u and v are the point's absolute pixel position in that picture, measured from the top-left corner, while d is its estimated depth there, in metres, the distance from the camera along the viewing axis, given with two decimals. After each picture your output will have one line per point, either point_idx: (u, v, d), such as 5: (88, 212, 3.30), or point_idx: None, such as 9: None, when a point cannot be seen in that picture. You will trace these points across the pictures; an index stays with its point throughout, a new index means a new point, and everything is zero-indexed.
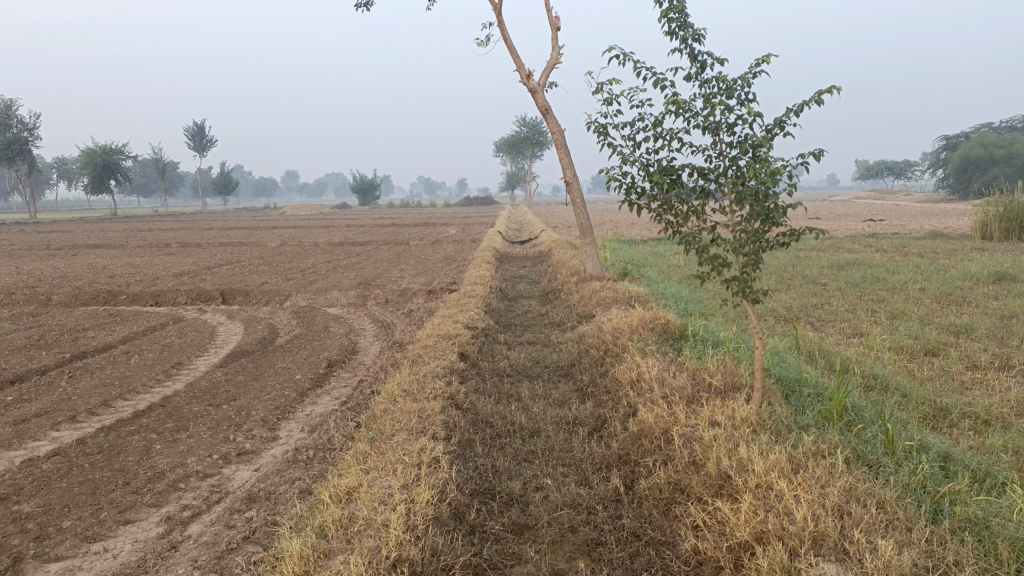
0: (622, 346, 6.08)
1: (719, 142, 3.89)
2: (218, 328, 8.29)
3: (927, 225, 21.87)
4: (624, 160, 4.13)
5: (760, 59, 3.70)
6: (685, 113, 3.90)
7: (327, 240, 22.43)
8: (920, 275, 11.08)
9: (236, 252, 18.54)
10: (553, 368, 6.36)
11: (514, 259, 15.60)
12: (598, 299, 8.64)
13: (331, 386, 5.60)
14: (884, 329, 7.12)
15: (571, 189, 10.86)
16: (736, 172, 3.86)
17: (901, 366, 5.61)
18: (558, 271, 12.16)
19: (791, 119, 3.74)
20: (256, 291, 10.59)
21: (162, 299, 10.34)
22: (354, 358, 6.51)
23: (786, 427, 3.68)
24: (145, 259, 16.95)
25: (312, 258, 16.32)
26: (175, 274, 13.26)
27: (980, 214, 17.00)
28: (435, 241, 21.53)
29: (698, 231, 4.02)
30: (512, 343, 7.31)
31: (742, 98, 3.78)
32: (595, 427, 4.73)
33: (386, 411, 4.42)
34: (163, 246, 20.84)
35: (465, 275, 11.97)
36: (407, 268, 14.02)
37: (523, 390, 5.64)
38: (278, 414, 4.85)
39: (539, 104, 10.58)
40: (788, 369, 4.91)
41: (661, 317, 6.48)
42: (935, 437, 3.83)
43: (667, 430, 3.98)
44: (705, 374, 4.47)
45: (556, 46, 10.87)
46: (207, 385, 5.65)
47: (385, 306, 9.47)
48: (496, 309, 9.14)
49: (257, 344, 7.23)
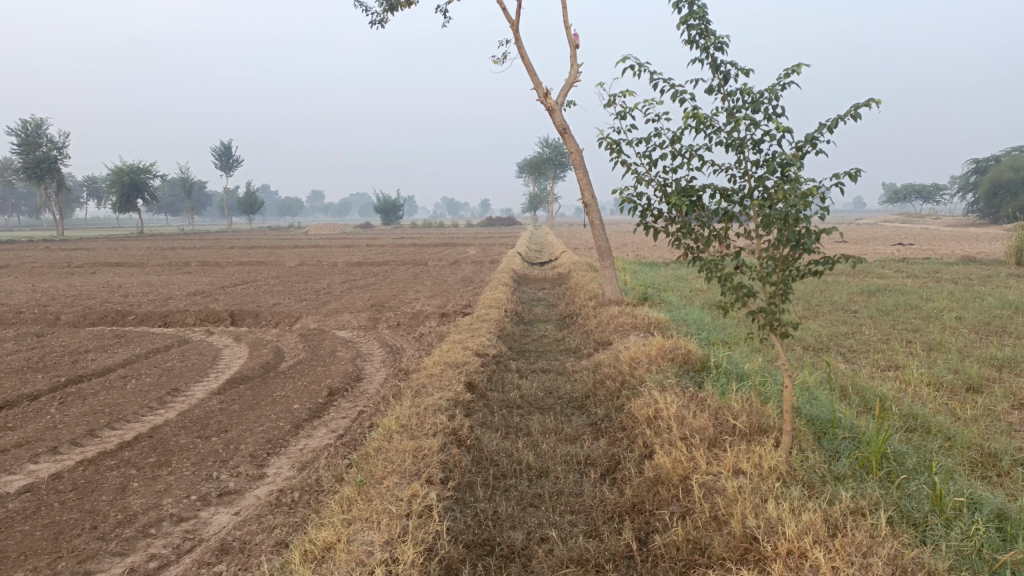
0: (639, 377, 5.70)
1: (744, 161, 3.54)
2: (222, 351, 8.03)
3: (958, 250, 21.25)
4: (640, 179, 3.78)
5: (790, 69, 3.35)
6: (706, 128, 3.56)
7: (346, 260, 22.32)
8: (955, 303, 10.59)
9: (254, 271, 18.38)
10: (566, 399, 6.00)
11: (532, 281, 15.26)
12: (616, 324, 8.27)
13: (328, 417, 5.28)
14: (921, 362, 6.68)
15: (590, 211, 10.51)
16: (763, 194, 3.51)
17: (941, 404, 5.18)
18: (577, 294, 11.81)
19: (824, 135, 3.39)
20: (266, 313, 10.34)
21: (170, 320, 10.13)
22: (357, 386, 6.20)
23: (820, 479, 3.29)
24: (161, 277, 16.84)
25: (328, 278, 16.10)
26: (187, 294, 13.07)
27: (1014, 239, 16.41)
28: (454, 261, 21.34)
29: (721, 257, 3.66)
30: (525, 371, 6.95)
31: (769, 112, 3.43)
32: (607, 467, 4.36)
33: (380, 448, 4.09)
34: (182, 265, 20.75)
35: (480, 297, 11.66)
36: (423, 289, 13.75)
37: (533, 424, 5.28)
38: (268, 448, 4.54)
39: (557, 123, 10.29)
40: (821, 408, 4.50)
41: (681, 346, 6.10)
42: (987, 490, 3.42)
43: (687, 477, 3.61)
44: (728, 414, 4.08)
45: (575, 64, 10.60)
46: (200, 415, 5.36)
47: (395, 330, 9.16)
48: (510, 333, 8.80)
49: (258, 368, 6.95)
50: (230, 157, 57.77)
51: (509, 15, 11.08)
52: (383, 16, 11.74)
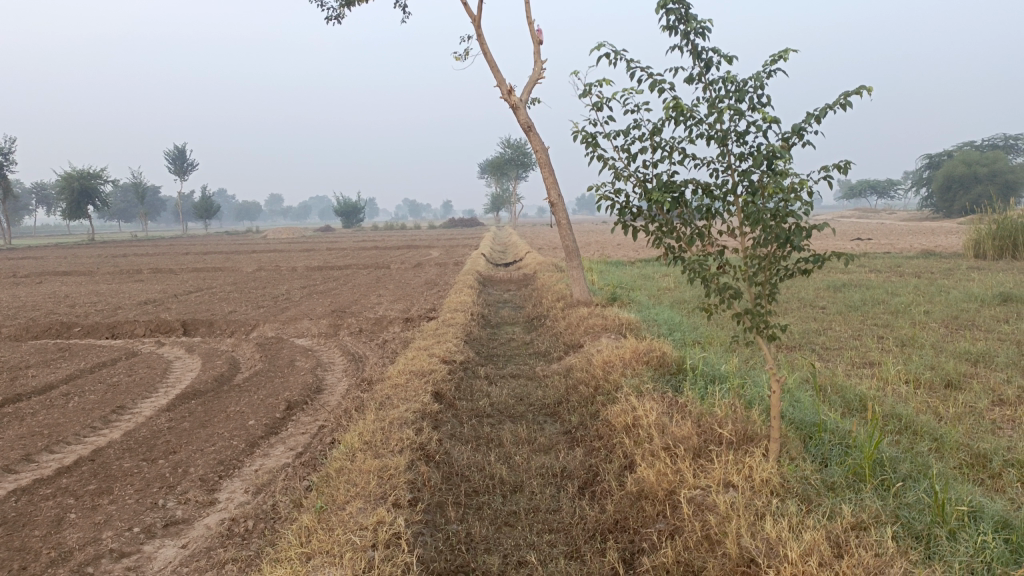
0: (614, 382, 5.48)
1: (727, 154, 3.32)
2: (174, 364, 7.62)
3: (915, 244, 21.53)
4: (618, 175, 3.54)
5: (776, 55, 3.13)
6: (688, 119, 3.33)
7: (305, 264, 21.76)
8: (920, 297, 10.59)
9: (209, 278, 17.79)
10: (538, 406, 5.76)
11: (497, 283, 14.99)
12: (586, 326, 8.04)
13: (286, 434, 4.96)
14: (896, 359, 6.56)
15: (556, 210, 10.29)
16: (748, 188, 3.29)
17: (923, 403, 5.05)
18: (543, 296, 11.57)
19: (810, 126, 3.18)
20: (221, 322, 9.91)
21: (119, 332, 9.65)
22: (317, 399, 5.88)
23: (816, 491, 3.09)
24: (111, 286, 16.19)
25: (286, 284, 15.64)
26: (138, 303, 12.52)
27: (972, 232, 16.61)
28: (416, 264, 20.95)
29: (704, 256, 3.43)
30: (493, 378, 6.68)
31: (753, 102, 3.21)
32: (585, 481, 4.12)
33: (342, 468, 3.79)
34: (133, 273, 20.01)
35: (445, 300, 11.36)
36: (385, 293, 13.41)
37: (505, 434, 5.02)
38: (220, 471, 4.21)
39: (521, 120, 10.04)
40: (805, 412, 4.32)
41: (655, 349, 5.89)
42: (984, 496, 3.25)
43: (673, 492, 3.38)
44: (712, 421, 3.86)
45: (538, 60, 10.36)
46: (147, 435, 4.99)
47: (358, 337, 8.82)
48: (477, 338, 8.52)
49: (212, 382, 6.57)
50: (185, 161, 56.43)
51: (468, 10, 10.80)
52: (339, 11, 11.37)
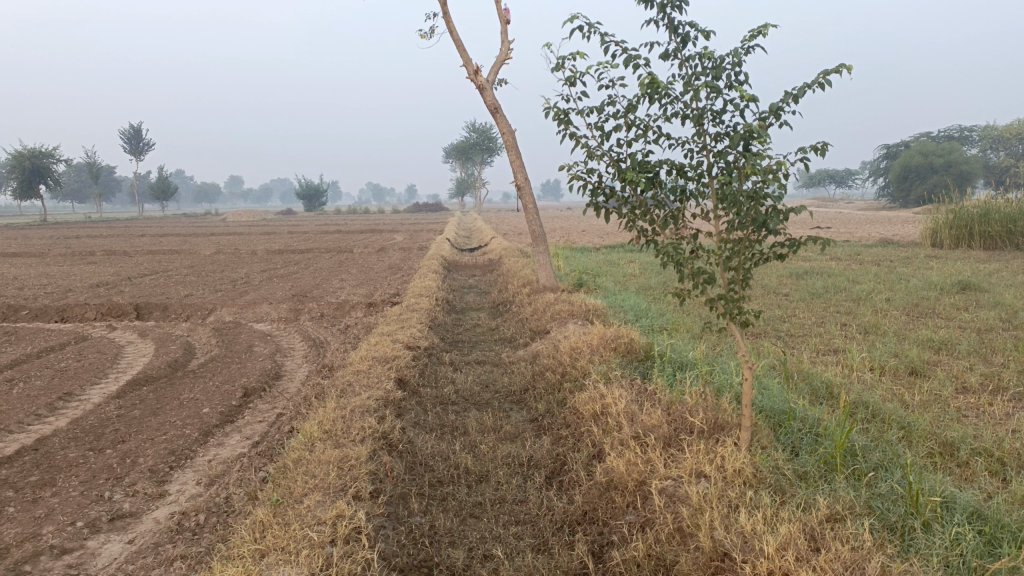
0: (581, 368, 5.39)
1: (703, 134, 3.22)
2: (126, 349, 7.33)
3: (875, 232, 21.85)
4: (591, 154, 3.42)
5: (755, 31, 3.02)
6: (663, 97, 3.22)
7: (265, 248, 21.31)
8: (882, 285, 10.69)
9: (165, 261, 17.28)
10: (505, 393, 5.65)
11: (462, 268, 14.81)
12: (552, 312, 7.94)
13: (243, 422, 4.77)
14: (861, 346, 6.58)
15: (523, 194, 10.15)
16: (724, 170, 3.19)
17: (889, 391, 5.05)
18: (509, 281, 11.45)
19: (788, 106, 3.08)
20: (176, 305, 9.60)
21: (68, 315, 9.29)
22: (276, 386, 5.68)
23: (789, 482, 3.02)
24: (62, 268, 15.64)
25: (246, 268, 15.27)
26: (90, 286, 12.09)
27: (930, 221, 16.87)
28: (380, 248, 20.66)
29: (678, 240, 3.33)
30: (458, 364, 6.55)
31: (731, 79, 3.11)
32: (553, 470, 4.02)
33: (299, 458, 3.63)
34: (86, 254, 19.39)
35: (409, 285, 11.17)
36: (348, 278, 13.15)
37: (470, 422, 4.90)
38: (171, 462, 4.02)
39: (488, 102, 9.86)
40: (774, 400, 4.27)
41: (623, 335, 5.81)
42: (955, 485, 3.22)
43: (643, 482, 3.29)
44: (683, 409, 3.77)
45: (505, 40, 10.18)
46: (94, 423, 4.76)
47: (319, 322, 8.61)
48: (442, 323, 8.37)
49: (166, 368, 6.33)
50: (141, 140, 54.96)
51: None
52: None
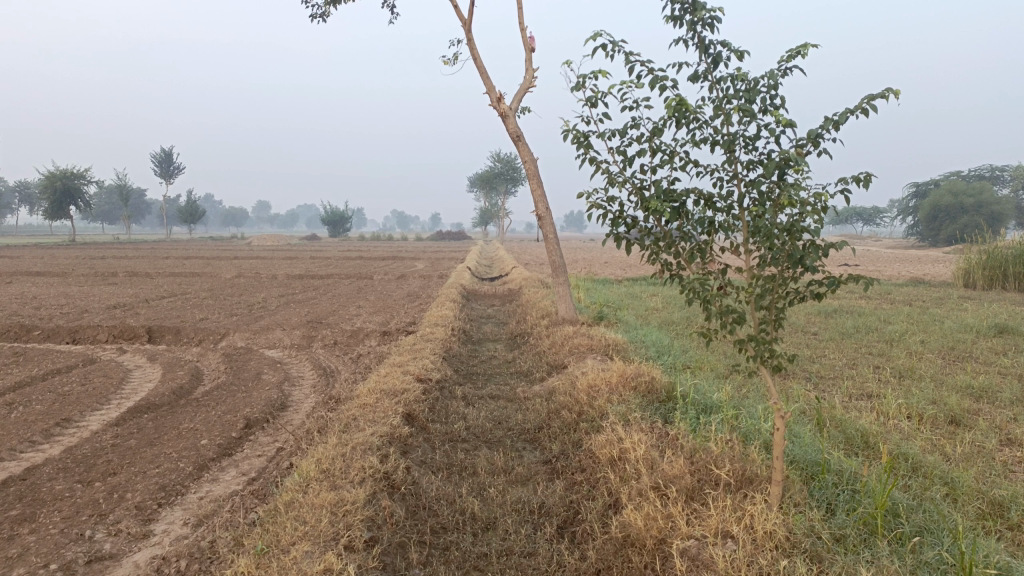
0: (599, 408, 5.11)
1: (734, 161, 2.98)
2: (132, 373, 7.16)
3: (903, 271, 21.37)
4: (612, 181, 3.18)
5: (793, 51, 2.80)
6: (691, 121, 2.99)
7: (285, 272, 21.28)
8: (915, 326, 10.30)
9: (185, 283, 17.26)
10: (518, 432, 5.37)
11: (481, 298, 14.60)
12: (570, 346, 7.68)
13: (241, 456, 4.54)
14: (896, 392, 6.23)
15: (543, 224, 9.94)
16: (756, 201, 2.94)
17: (929, 442, 4.71)
18: (527, 313, 11.20)
19: (828, 132, 2.84)
20: (189, 329, 9.45)
21: (80, 337, 9.17)
22: (280, 417, 5.46)
23: (826, 548, 2.73)
24: (82, 289, 15.63)
25: (264, 292, 15.17)
26: (107, 308, 12.01)
27: (962, 261, 16.41)
28: (400, 275, 20.56)
29: (705, 275, 3.07)
30: (471, 398, 6.28)
31: (766, 103, 2.88)
32: (565, 520, 3.73)
33: (292, 501, 3.38)
34: (109, 275, 19.43)
35: (426, 314, 10.96)
36: (365, 305, 13.00)
37: (480, 462, 4.64)
38: (160, 499, 3.79)
39: (510, 129, 9.71)
40: (806, 451, 3.95)
41: (644, 373, 5.53)
42: (1012, 555, 2.90)
43: (664, 541, 3.00)
44: (707, 458, 3.48)
45: (528, 68, 10.05)
46: (87, 453, 4.55)
47: (331, 350, 8.40)
48: (457, 354, 8.13)
49: (170, 394, 6.14)
50: (171, 164, 55.78)
51: (458, 14, 10.48)
52: (325, 9, 11.01)
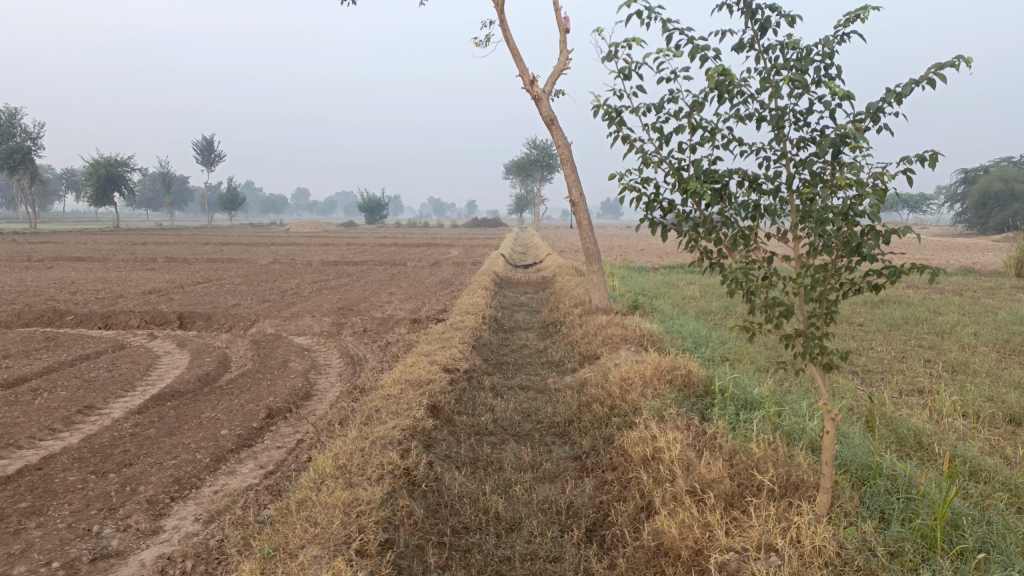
0: (632, 402, 4.88)
1: (782, 139, 2.71)
2: (160, 360, 7.11)
3: (952, 260, 20.58)
4: (647, 161, 2.93)
5: (852, 15, 2.52)
6: (735, 95, 2.72)
7: (320, 259, 21.32)
8: (967, 317, 9.82)
9: (221, 269, 17.34)
10: (547, 425, 5.16)
11: (514, 285, 14.40)
12: (604, 335, 7.43)
13: (260, 447, 4.41)
14: (950, 388, 5.86)
15: (577, 210, 9.68)
16: (807, 183, 2.67)
17: (988, 443, 4.38)
18: (560, 301, 10.96)
19: (889, 106, 2.56)
20: (219, 315, 9.41)
21: (112, 322, 9.18)
22: (303, 407, 5.33)
23: (881, 565, 2.47)
24: (119, 274, 15.77)
25: (297, 278, 15.13)
26: (141, 293, 12.05)
27: (1014, 250, 15.69)
28: (434, 262, 20.43)
29: (748, 264, 2.81)
30: (500, 390, 6.08)
31: (819, 74, 2.60)
32: (595, 523, 3.51)
33: (305, 500, 3.21)
34: (147, 261, 19.65)
35: (457, 301, 10.79)
36: (397, 291, 12.87)
37: (507, 458, 4.43)
38: (173, 492, 3.66)
39: (544, 113, 9.45)
40: (856, 453, 3.67)
41: (680, 366, 5.27)
42: None
43: (700, 552, 2.77)
44: (747, 461, 3.23)
45: (562, 49, 9.76)
46: (105, 442, 4.45)
47: (360, 338, 8.27)
48: (487, 343, 7.94)
49: (195, 381, 6.05)
50: (211, 152, 56.42)
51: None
52: None
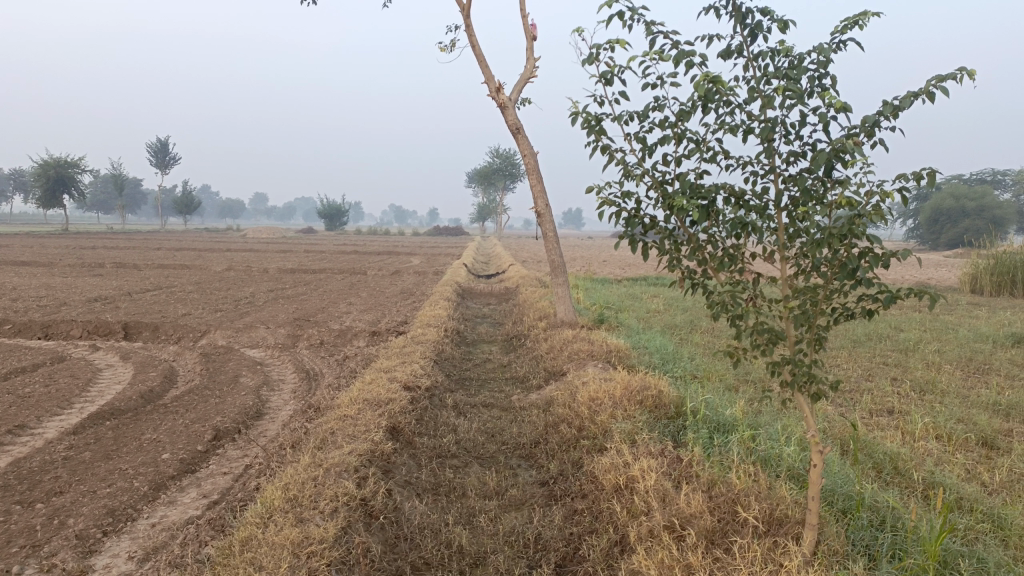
0: (601, 424, 4.67)
1: (772, 152, 2.53)
2: (102, 374, 6.70)
3: (907, 274, 20.89)
4: (628, 173, 2.73)
5: (850, 21, 2.36)
6: (723, 104, 2.54)
7: (278, 266, 20.80)
8: (929, 334, 9.85)
9: (173, 276, 16.76)
10: (512, 447, 4.93)
11: (477, 296, 14.16)
12: (570, 351, 7.23)
13: (205, 473, 4.09)
14: (920, 408, 5.78)
15: (543, 221, 9.49)
16: (797, 200, 2.50)
17: (964, 468, 4.28)
18: (524, 313, 10.75)
19: (885, 120, 2.40)
20: (168, 326, 8.99)
21: (53, 332, 8.71)
22: (254, 427, 5.02)
23: None
24: (64, 280, 15.13)
25: (253, 287, 14.68)
26: (86, 301, 11.49)
27: (969, 265, 15.94)
28: (394, 271, 20.09)
29: (733, 286, 2.63)
30: (463, 408, 5.83)
31: (812, 84, 2.44)
32: (565, 558, 3.28)
33: (250, 539, 2.93)
34: (96, 266, 18.95)
35: (418, 313, 10.50)
36: (357, 302, 12.54)
37: (470, 484, 4.19)
38: (106, 526, 3.34)
39: (509, 121, 9.26)
40: (837, 482, 3.50)
41: (651, 385, 5.09)
42: None
43: None
44: (729, 494, 3.05)
45: (529, 57, 9.60)
46: (34, 467, 4.09)
47: (316, 351, 7.94)
48: (449, 357, 7.68)
49: (138, 398, 5.69)
50: (167, 154, 55.11)
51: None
52: None
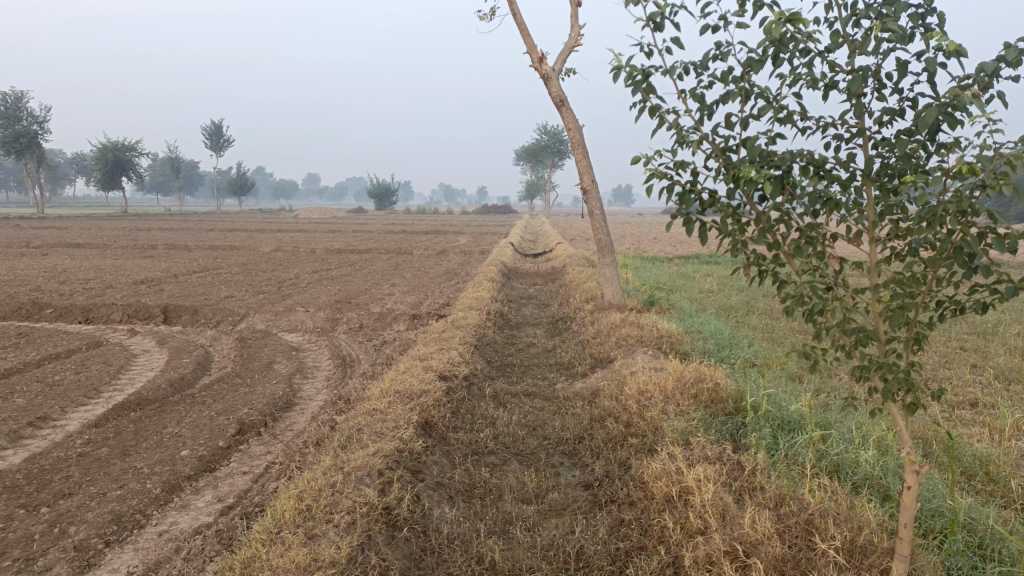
0: (652, 420, 4.26)
1: (861, 108, 2.07)
2: (135, 360, 6.54)
3: None
4: (683, 140, 2.30)
5: None
6: (800, 52, 2.09)
7: (325, 247, 20.70)
8: (1009, 315, 9.10)
9: (221, 257, 16.79)
10: (554, 443, 4.55)
11: (523, 276, 13.78)
12: (617, 336, 6.81)
13: (224, 473, 3.83)
14: (1010, 401, 5.21)
15: (589, 198, 9.03)
16: (893, 168, 2.05)
17: None
18: (571, 294, 10.34)
19: (1006, 68, 1.92)
20: (207, 309, 8.85)
21: (93, 316, 8.63)
22: (281, 420, 4.75)
23: None
24: (114, 262, 15.21)
25: (297, 267, 14.53)
26: (132, 284, 11.48)
27: None
28: (440, 251, 19.83)
29: (812, 274, 2.18)
30: (503, 398, 5.49)
31: (913, 23, 1.98)
32: None
33: (252, 559, 2.65)
34: (147, 248, 19.09)
35: (461, 295, 10.18)
36: (400, 283, 12.27)
37: (507, 486, 3.83)
38: (109, 534, 3.08)
39: (554, 93, 8.79)
40: (924, 496, 3.04)
41: (706, 377, 4.65)
42: None
43: None
44: (803, 516, 2.62)
45: (575, 25, 9.10)
46: (48, 464, 3.87)
47: (355, 336, 7.68)
48: (491, 342, 7.34)
49: (167, 386, 5.49)
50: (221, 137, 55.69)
51: None
52: None
